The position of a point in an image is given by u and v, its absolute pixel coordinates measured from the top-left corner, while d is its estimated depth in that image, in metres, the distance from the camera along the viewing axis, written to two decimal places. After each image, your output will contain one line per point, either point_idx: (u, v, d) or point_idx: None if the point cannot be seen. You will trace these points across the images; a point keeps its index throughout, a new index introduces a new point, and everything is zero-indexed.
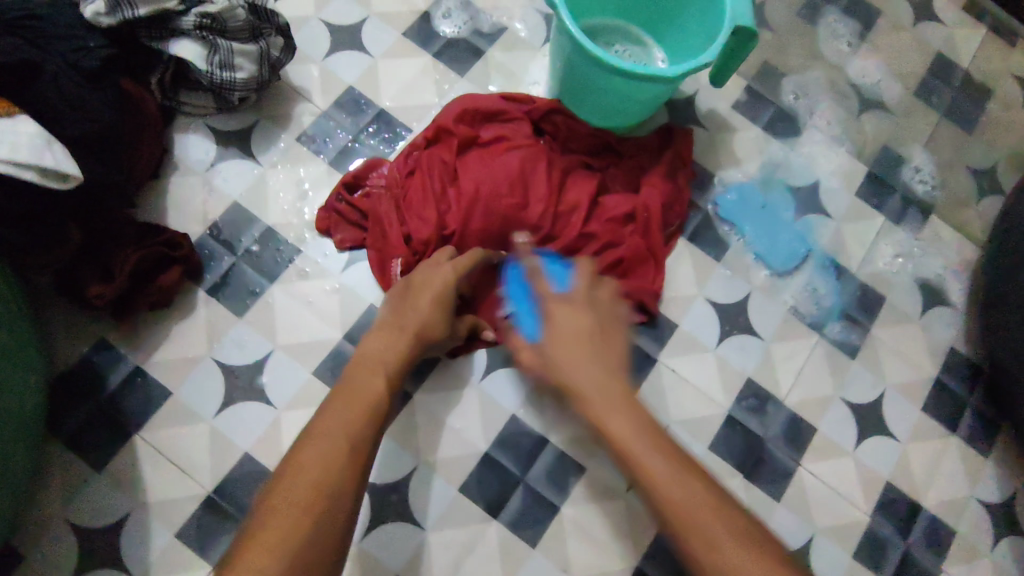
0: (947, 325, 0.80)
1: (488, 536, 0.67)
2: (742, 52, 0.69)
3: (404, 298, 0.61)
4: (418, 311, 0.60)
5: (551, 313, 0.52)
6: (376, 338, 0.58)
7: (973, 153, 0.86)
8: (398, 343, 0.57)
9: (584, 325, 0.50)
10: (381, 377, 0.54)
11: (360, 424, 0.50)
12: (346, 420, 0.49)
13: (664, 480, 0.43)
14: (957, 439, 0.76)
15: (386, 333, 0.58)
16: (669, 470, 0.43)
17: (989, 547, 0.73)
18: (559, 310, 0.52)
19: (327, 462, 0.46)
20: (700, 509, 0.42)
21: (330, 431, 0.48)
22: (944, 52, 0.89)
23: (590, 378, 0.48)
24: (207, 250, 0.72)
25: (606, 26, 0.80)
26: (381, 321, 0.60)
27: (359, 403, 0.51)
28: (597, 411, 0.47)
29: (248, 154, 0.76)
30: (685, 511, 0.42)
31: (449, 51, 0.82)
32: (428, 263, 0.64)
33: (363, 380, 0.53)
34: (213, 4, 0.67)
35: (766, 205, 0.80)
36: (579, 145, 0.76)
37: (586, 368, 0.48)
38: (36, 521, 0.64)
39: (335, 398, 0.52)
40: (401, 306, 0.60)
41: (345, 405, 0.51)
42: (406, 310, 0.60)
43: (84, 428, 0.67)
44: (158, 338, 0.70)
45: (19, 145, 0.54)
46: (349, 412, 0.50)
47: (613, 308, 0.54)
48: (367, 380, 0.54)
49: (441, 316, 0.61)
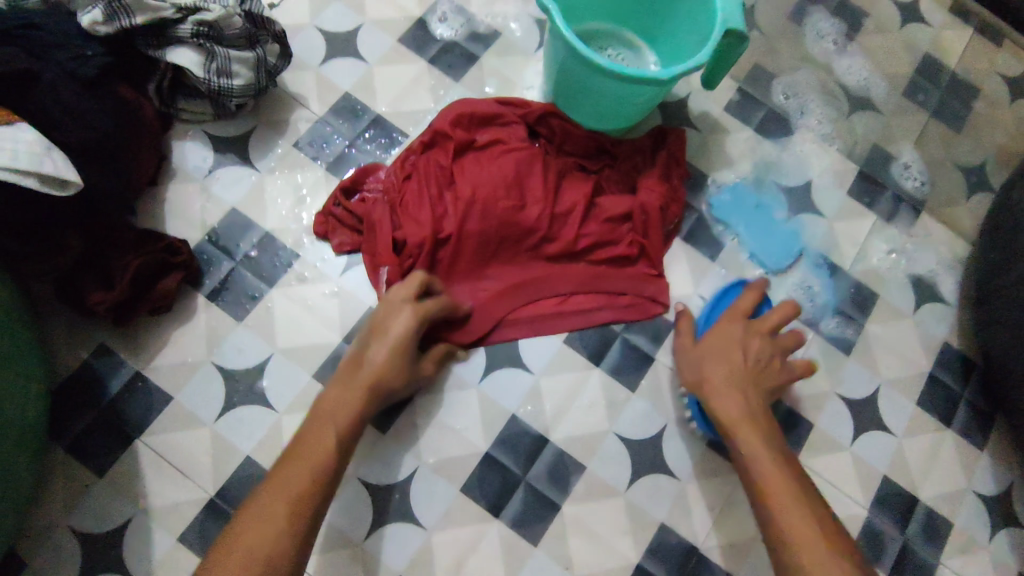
0: (940, 320, 0.81)
1: (490, 536, 0.68)
2: (731, 55, 0.71)
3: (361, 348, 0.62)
4: (377, 364, 0.60)
5: (723, 334, 0.67)
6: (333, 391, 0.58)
7: (963, 151, 0.87)
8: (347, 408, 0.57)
9: (744, 345, 0.66)
10: (320, 445, 0.54)
11: (300, 497, 0.51)
12: (261, 526, 0.49)
13: (755, 454, 0.59)
14: (953, 433, 0.77)
15: (343, 382, 0.59)
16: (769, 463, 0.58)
17: (986, 539, 0.74)
18: (726, 328, 0.68)
19: (255, 542, 0.48)
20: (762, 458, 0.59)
21: (266, 506, 0.50)
22: (932, 52, 0.91)
23: (734, 386, 0.64)
24: (206, 255, 0.73)
25: (599, 31, 0.81)
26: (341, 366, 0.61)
27: (286, 491, 0.51)
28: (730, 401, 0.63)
29: (246, 160, 0.76)
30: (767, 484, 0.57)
31: (444, 56, 0.83)
32: (393, 299, 0.63)
33: (303, 452, 0.54)
34: (209, 12, 0.67)
35: (760, 204, 0.81)
36: (573, 147, 0.77)
37: (726, 372, 0.65)
38: (36, 527, 0.64)
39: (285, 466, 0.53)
40: (362, 354, 0.61)
41: (285, 473, 0.52)
42: (363, 360, 0.60)
43: (85, 434, 0.67)
44: (159, 343, 0.70)
45: (18, 152, 0.54)
46: (291, 488, 0.51)
47: (767, 350, 0.66)
48: (313, 445, 0.54)
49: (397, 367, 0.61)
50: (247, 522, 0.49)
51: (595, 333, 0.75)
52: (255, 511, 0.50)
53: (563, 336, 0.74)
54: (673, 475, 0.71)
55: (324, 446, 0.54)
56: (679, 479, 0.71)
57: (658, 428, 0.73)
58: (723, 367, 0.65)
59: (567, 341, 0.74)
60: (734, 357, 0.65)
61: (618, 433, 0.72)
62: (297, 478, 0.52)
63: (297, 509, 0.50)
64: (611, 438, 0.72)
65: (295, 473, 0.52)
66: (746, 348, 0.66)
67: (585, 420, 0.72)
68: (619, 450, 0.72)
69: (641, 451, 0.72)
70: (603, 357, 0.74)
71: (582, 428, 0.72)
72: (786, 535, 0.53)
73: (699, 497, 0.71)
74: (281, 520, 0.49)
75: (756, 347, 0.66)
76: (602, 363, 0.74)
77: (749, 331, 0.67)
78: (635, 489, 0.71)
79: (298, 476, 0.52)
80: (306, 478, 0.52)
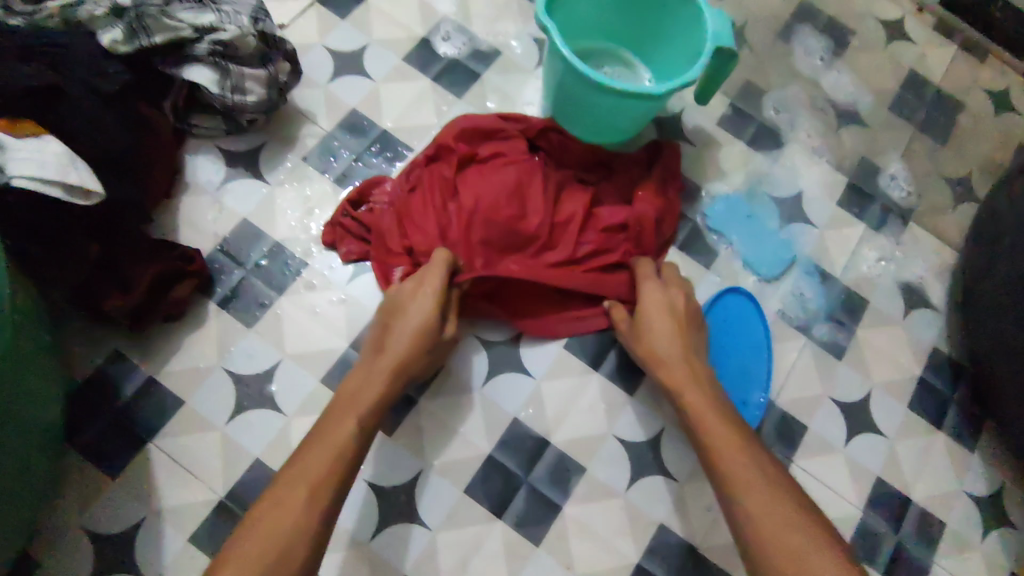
0: (929, 325, 0.83)
1: (493, 536, 0.69)
2: (722, 71, 0.74)
3: (383, 332, 0.65)
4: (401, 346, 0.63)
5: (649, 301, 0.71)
6: (355, 378, 0.62)
7: (948, 163, 0.91)
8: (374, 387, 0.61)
9: (668, 305, 0.70)
10: (340, 434, 0.56)
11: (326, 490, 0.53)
12: (283, 507, 0.51)
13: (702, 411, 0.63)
14: (944, 435, 0.79)
15: (365, 373, 0.62)
16: (722, 435, 0.61)
17: (978, 539, 0.76)
18: (649, 292, 0.71)
19: (282, 536, 0.49)
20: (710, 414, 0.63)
21: (287, 502, 0.51)
22: (917, 69, 0.94)
23: (675, 358, 0.67)
24: (218, 265, 0.75)
25: (596, 49, 0.84)
26: (365, 353, 0.65)
27: (307, 474, 0.53)
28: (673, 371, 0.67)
29: (257, 173, 0.79)
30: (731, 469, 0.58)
31: (447, 74, 0.86)
32: (410, 280, 0.66)
33: (324, 436, 0.56)
34: (226, 32, 0.70)
35: (752, 214, 0.84)
36: (571, 161, 0.80)
37: (666, 338, 0.68)
38: (51, 528, 0.66)
39: (304, 452, 0.55)
40: (387, 335, 0.64)
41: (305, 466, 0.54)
42: (386, 342, 0.64)
43: (99, 437, 0.69)
44: (172, 349, 0.72)
45: (46, 163, 0.58)
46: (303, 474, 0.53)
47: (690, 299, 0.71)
48: (331, 434, 0.57)
49: (417, 354, 0.64)
50: (270, 517, 0.51)
51: (594, 339, 0.77)
52: (271, 507, 0.51)
53: (563, 341, 0.76)
54: (671, 477, 0.73)
55: (345, 430, 0.57)
56: (677, 481, 0.73)
57: (656, 430, 0.75)
58: (661, 331, 0.68)
59: (567, 347, 0.76)
60: (670, 320, 0.69)
61: (617, 436, 0.74)
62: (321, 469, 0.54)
63: (315, 489, 0.53)
64: (611, 441, 0.74)
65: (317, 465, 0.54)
66: (673, 307, 0.70)
67: (585, 423, 0.74)
68: (619, 452, 0.73)
69: (640, 453, 0.74)
70: (602, 362, 0.76)
71: (582, 430, 0.74)
72: (753, 514, 0.55)
73: (696, 497, 0.73)
74: (301, 501, 0.51)
75: (681, 299, 0.70)
76: (601, 367, 0.76)
77: (666, 289, 0.71)
78: (634, 490, 0.72)
79: (320, 459, 0.54)
80: (324, 461, 0.54)
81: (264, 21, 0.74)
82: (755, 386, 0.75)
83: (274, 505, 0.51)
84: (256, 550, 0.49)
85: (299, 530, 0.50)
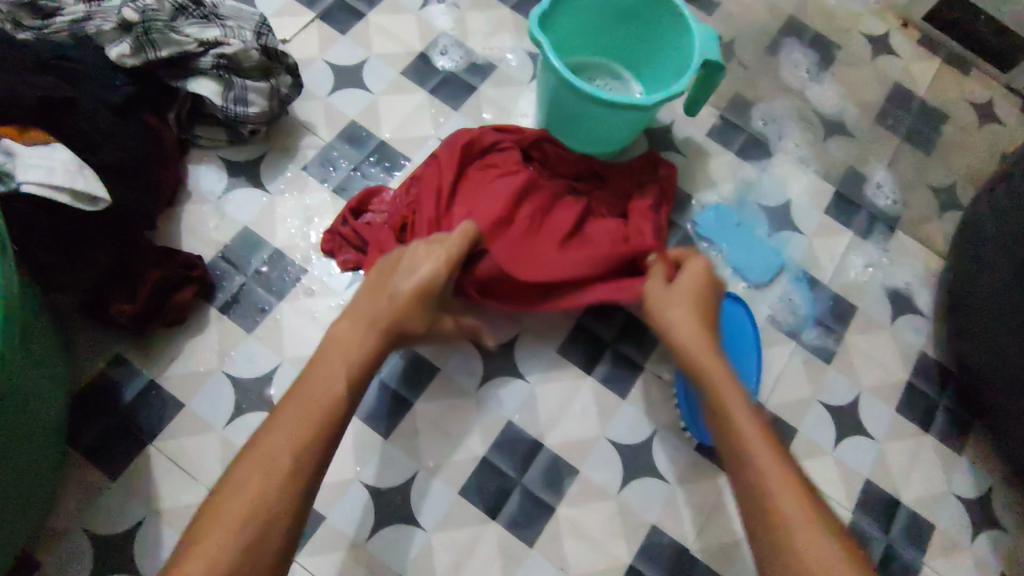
0: (916, 331, 0.85)
1: (487, 537, 0.70)
2: (710, 83, 0.76)
3: (384, 282, 0.62)
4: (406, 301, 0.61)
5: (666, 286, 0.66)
6: (345, 328, 0.58)
7: (934, 172, 0.93)
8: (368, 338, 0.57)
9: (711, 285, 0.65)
10: (319, 404, 0.51)
11: (299, 473, 0.48)
12: (261, 476, 0.47)
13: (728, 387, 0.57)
14: (932, 438, 0.80)
15: (358, 323, 0.59)
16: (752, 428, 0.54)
17: (968, 541, 0.77)
18: (695, 263, 0.66)
19: (247, 523, 0.45)
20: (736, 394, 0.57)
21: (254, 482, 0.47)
22: (902, 82, 0.97)
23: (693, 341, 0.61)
24: (219, 271, 0.77)
25: (588, 63, 0.87)
26: (360, 298, 0.61)
27: (289, 440, 0.49)
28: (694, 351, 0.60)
29: (258, 182, 0.81)
30: (765, 467, 0.51)
31: (444, 87, 0.89)
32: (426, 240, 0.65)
33: (308, 397, 0.52)
34: (229, 46, 0.73)
35: (741, 223, 0.86)
36: (566, 170, 0.80)
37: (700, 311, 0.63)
38: (52, 528, 0.67)
39: (288, 414, 0.50)
40: (387, 284, 0.62)
41: (280, 434, 0.49)
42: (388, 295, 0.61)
43: (100, 440, 0.70)
44: (173, 353, 0.74)
45: (54, 169, 0.60)
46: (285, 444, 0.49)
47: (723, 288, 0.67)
48: (307, 400, 0.52)
49: (416, 309, 0.61)
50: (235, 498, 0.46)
51: (587, 343, 0.78)
52: (233, 489, 0.47)
53: (557, 346, 0.78)
54: (663, 479, 0.74)
55: (330, 391, 0.53)
56: (668, 483, 0.74)
57: (648, 433, 0.76)
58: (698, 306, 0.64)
59: (561, 351, 0.78)
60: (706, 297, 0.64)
61: (610, 439, 0.75)
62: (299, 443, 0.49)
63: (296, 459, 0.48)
64: (604, 443, 0.75)
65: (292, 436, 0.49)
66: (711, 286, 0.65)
67: (578, 426, 0.75)
68: (611, 455, 0.75)
69: (632, 456, 0.75)
70: (595, 366, 0.78)
71: (576, 434, 0.75)
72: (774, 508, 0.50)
73: (688, 499, 0.74)
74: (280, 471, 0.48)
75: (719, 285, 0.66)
76: (594, 372, 0.78)
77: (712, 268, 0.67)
78: (627, 492, 0.74)
79: (301, 424, 0.50)
80: (311, 426, 0.50)
81: (267, 36, 0.77)
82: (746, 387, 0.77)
83: (249, 473, 0.47)
84: (219, 539, 0.44)
85: (274, 505, 0.46)
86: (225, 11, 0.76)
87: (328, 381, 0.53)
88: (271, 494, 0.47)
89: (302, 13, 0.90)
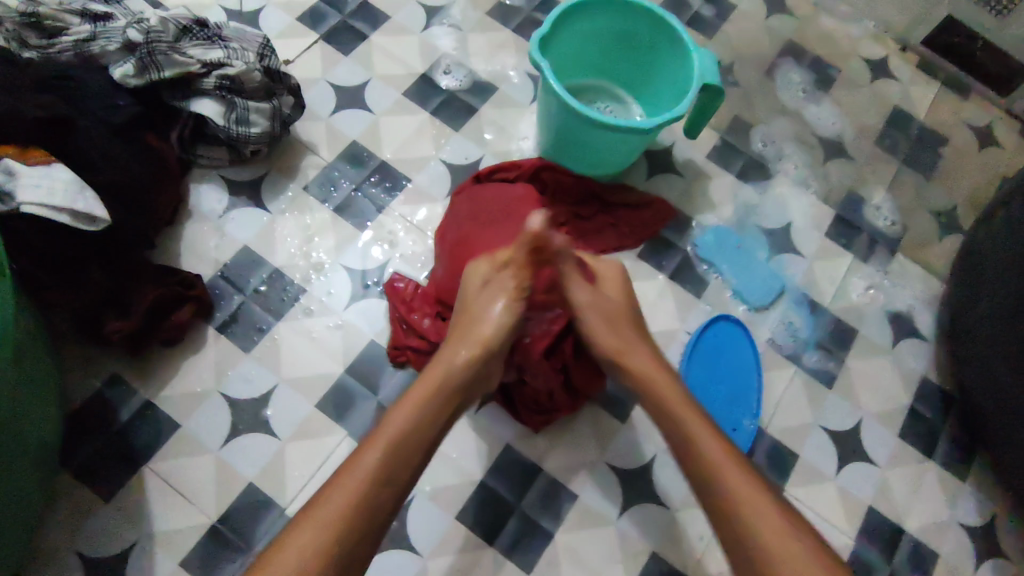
0: (918, 355, 0.84)
1: (485, 563, 0.69)
2: (710, 105, 0.77)
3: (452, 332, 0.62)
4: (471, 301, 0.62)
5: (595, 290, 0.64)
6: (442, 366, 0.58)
7: (934, 196, 0.93)
8: (425, 390, 0.55)
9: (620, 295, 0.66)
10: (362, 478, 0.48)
11: (329, 548, 0.45)
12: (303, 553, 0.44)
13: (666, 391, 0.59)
14: (935, 464, 0.80)
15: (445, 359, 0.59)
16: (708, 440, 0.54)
17: (972, 569, 0.76)
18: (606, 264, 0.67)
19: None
20: (677, 401, 0.58)
21: (285, 560, 0.43)
22: (901, 105, 0.98)
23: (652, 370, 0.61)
24: (217, 290, 0.77)
25: (589, 86, 0.87)
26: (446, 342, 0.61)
27: (331, 518, 0.46)
28: (638, 367, 0.61)
29: (258, 202, 0.81)
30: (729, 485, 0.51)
31: (445, 108, 0.89)
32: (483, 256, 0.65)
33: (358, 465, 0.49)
34: (233, 67, 0.74)
35: (741, 245, 0.86)
36: (565, 196, 0.82)
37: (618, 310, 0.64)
38: (42, 550, 0.66)
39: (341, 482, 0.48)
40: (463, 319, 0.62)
41: (317, 518, 0.45)
42: (470, 324, 0.61)
43: (95, 460, 0.69)
44: (170, 373, 0.73)
45: (55, 191, 0.60)
46: (328, 510, 0.46)
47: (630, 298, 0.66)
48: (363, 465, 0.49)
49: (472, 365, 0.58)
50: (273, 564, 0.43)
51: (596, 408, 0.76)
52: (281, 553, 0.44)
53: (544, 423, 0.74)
54: (662, 505, 0.73)
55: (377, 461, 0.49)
56: (668, 509, 0.73)
57: (647, 458, 0.75)
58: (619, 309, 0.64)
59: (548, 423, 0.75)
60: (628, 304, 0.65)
61: (609, 463, 0.74)
62: (340, 523, 0.46)
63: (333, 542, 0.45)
64: (603, 468, 0.74)
65: (328, 514, 0.46)
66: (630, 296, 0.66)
67: (576, 450, 0.75)
68: (610, 480, 0.74)
69: (631, 481, 0.74)
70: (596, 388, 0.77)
71: (574, 458, 0.74)
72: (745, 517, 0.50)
73: (688, 526, 0.73)
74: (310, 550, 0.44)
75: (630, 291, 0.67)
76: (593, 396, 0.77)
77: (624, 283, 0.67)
78: (626, 518, 0.73)
79: (344, 496, 0.47)
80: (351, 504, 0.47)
81: (270, 57, 0.78)
82: (747, 412, 0.77)
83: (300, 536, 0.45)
84: None
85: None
86: (229, 33, 0.78)
87: (373, 454, 0.50)
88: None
89: (306, 34, 0.90)
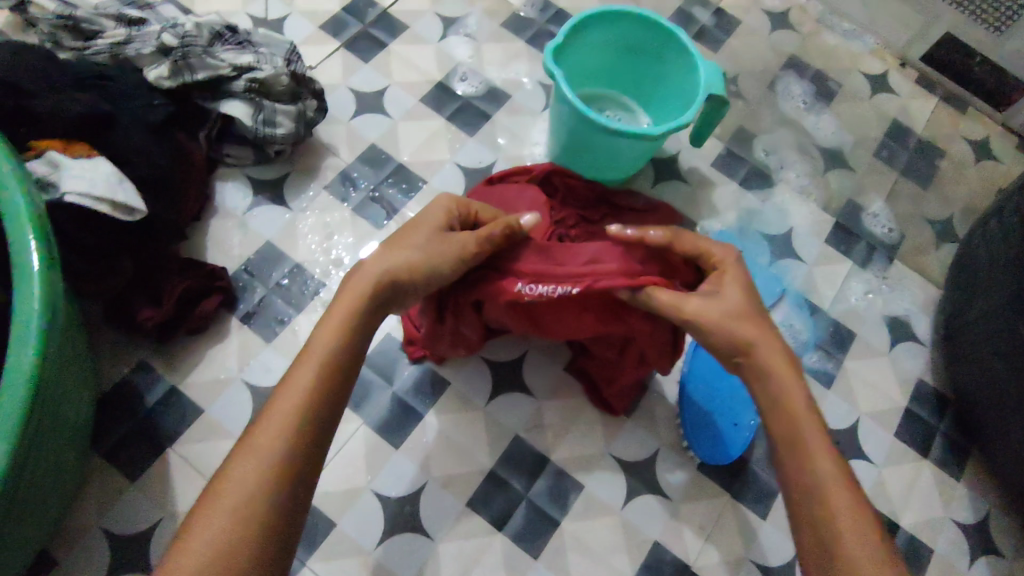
0: (914, 359, 0.87)
1: (493, 548, 0.72)
2: (715, 114, 0.81)
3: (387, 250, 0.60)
4: (417, 230, 0.60)
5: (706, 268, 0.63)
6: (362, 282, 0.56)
7: (931, 206, 0.96)
8: (340, 311, 0.54)
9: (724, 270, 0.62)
10: (294, 405, 0.49)
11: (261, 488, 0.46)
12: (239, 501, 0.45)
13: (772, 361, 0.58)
14: (931, 463, 0.82)
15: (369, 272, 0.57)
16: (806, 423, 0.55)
17: (966, 566, 0.78)
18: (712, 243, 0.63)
19: (224, 528, 0.44)
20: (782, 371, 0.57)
21: (236, 488, 0.46)
22: (899, 119, 1.01)
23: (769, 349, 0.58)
24: (241, 283, 0.80)
25: (599, 95, 0.91)
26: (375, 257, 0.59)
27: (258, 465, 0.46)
28: (781, 377, 0.57)
29: (280, 200, 0.85)
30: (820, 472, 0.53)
31: (460, 114, 0.93)
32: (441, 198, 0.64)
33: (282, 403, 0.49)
34: (262, 71, 0.78)
35: (744, 250, 0.89)
36: (575, 200, 0.84)
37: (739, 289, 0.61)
38: (72, 527, 0.69)
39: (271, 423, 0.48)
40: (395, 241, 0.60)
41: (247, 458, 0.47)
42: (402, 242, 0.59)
43: (122, 442, 0.72)
44: (194, 361, 0.76)
45: (96, 181, 0.65)
46: (265, 455, 0.47)
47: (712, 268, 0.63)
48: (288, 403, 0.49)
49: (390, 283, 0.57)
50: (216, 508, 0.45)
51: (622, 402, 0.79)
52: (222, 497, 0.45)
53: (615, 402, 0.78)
54: (665, 497, 0.76)
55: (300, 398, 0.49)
56: (671, 500, 0.76)
57: (652, 451, 0.78)
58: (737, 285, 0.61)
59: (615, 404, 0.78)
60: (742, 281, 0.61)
61: (615, 456, 0.77)
62: (269, 462, 0.47)
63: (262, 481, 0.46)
64: (608, 459, 0.77)
65: (266, 448, 0.47)
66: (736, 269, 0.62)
67: (584, 442, 0.77)
68: (615, 471, 0.77)
69: (636, 473, 0.77)
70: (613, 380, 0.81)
71: (582, 449, 0.77)
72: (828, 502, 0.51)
73: (690, 517, 0.75)
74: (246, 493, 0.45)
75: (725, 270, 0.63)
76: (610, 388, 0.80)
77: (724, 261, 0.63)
78: (630, 508, 0.75)
79: (271, 438, 0.48)
80: (280, 439, 0.48)
81: (296, 63, 0.82)
82: (747, 408, 0.79)
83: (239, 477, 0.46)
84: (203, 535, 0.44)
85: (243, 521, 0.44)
86: (258, 39, 0.82)
87: (296, 393, 0.50)
88: (252, 501, 0.45)
89: (328, 42, 0.95)
